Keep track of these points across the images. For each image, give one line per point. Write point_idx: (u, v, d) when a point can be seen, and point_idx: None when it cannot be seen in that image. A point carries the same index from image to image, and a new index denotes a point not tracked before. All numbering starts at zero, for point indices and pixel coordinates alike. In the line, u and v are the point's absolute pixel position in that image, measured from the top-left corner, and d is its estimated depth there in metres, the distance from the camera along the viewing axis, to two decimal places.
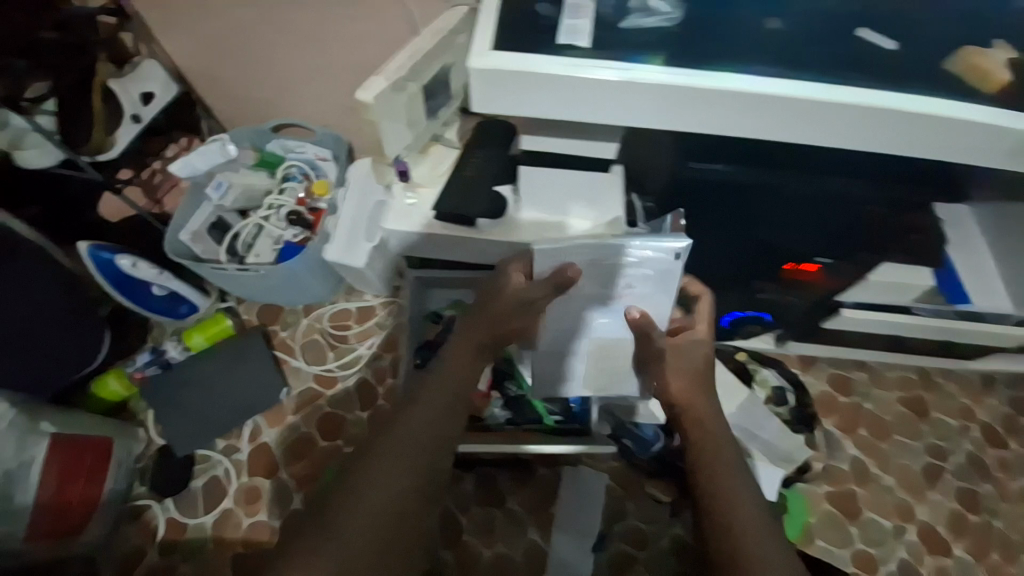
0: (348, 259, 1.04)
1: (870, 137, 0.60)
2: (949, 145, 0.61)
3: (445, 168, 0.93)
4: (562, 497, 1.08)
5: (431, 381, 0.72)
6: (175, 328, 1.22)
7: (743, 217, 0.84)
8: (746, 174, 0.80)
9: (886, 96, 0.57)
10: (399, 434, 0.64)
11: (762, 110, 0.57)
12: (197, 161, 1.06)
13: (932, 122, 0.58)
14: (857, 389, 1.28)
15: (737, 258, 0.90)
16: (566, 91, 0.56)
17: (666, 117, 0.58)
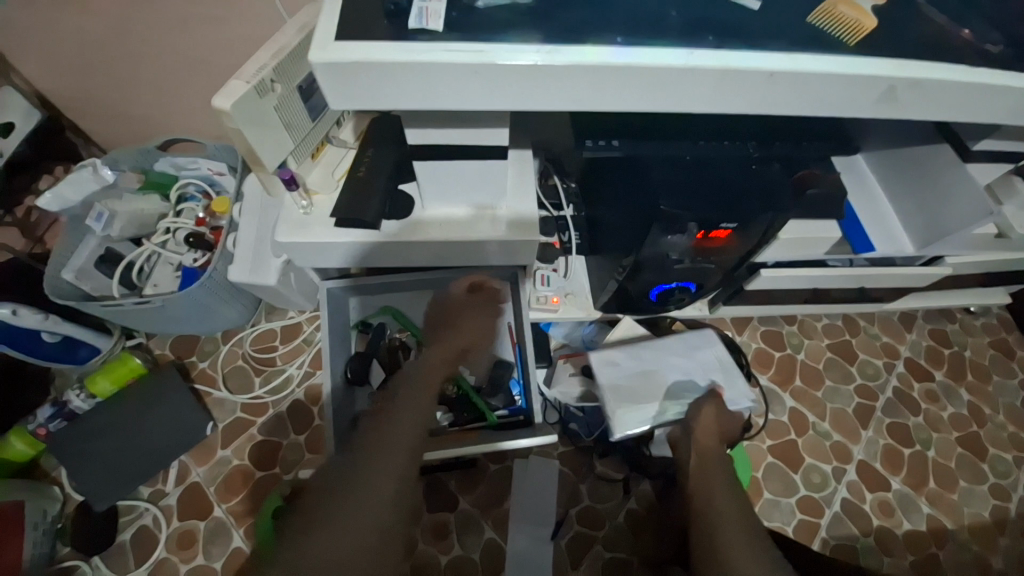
0: (256, 279, 0.97)
1: (738, 101, 0.59)
2: (816, 98, 0.60)
3: (341, 172, 0.89)
4: (514, 491, 1.05)
5: (405, 395, 0.74)
6: (81, 374, 1.13)
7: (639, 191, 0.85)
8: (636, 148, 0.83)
9: (743, 56, 0.56)
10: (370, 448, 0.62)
11: (630, 81, 0.55)
12: (66, 190, 0.98)
13: (795, 78, 0.57)
14: (789, 342, 1.33)
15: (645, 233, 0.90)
16: (421, 78, 0.53)
17: (536, 95, 0.56)
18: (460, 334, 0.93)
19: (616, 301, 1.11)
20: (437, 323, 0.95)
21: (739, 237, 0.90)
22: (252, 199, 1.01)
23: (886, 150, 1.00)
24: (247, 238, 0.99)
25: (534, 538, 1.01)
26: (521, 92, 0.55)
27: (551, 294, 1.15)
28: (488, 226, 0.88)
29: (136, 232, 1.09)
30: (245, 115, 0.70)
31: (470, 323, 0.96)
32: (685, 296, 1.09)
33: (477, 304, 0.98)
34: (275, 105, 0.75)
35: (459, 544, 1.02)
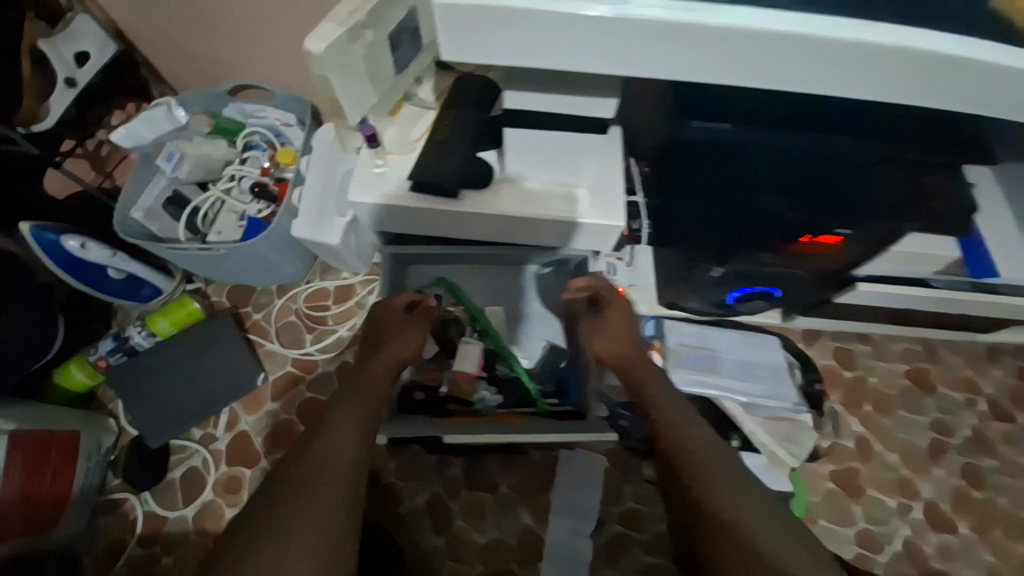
0: (318, 237, 0.95)
1: (887, 88, 0.50)
2: (981, 95, 0.50)
3: (418, 134, 0.83)
4: (558, 481, 1.02)
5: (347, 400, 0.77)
6: (141, 312, 1.14)
7: (742, 183, 0.79)
8: (739, 133, 0.75)
9: (918, 34, 0.47)
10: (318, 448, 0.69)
11: (780, 57, 0.48)
12: (139, 127, 0.99)
13: (975, 69, 0.48)
14: (860, 364, 1.23)
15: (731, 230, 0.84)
16: (547, 30, 0.47)
17: (667, 60, 0.49)
18: (387, 352, 0.89)
19: (682, 300, 1.05)
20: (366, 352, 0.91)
21: (848, 245, 0.81)
22: (320, 150, 0.97)
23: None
24: (312, 192, 0.96)
25: (574, 531, 0.99)
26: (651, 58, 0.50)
27: (615, 284, 1.09)
28: (562, 205, 0.81)
29: (203, 176, 1.07)
30: (334, 61, 0.65)
31: (402, 338, 0.92)
32: (765, 303, 1.00)
33: (412, 319, 0.95)
34: (364, 53, 0.69)
35: (496, 526, 1.00)
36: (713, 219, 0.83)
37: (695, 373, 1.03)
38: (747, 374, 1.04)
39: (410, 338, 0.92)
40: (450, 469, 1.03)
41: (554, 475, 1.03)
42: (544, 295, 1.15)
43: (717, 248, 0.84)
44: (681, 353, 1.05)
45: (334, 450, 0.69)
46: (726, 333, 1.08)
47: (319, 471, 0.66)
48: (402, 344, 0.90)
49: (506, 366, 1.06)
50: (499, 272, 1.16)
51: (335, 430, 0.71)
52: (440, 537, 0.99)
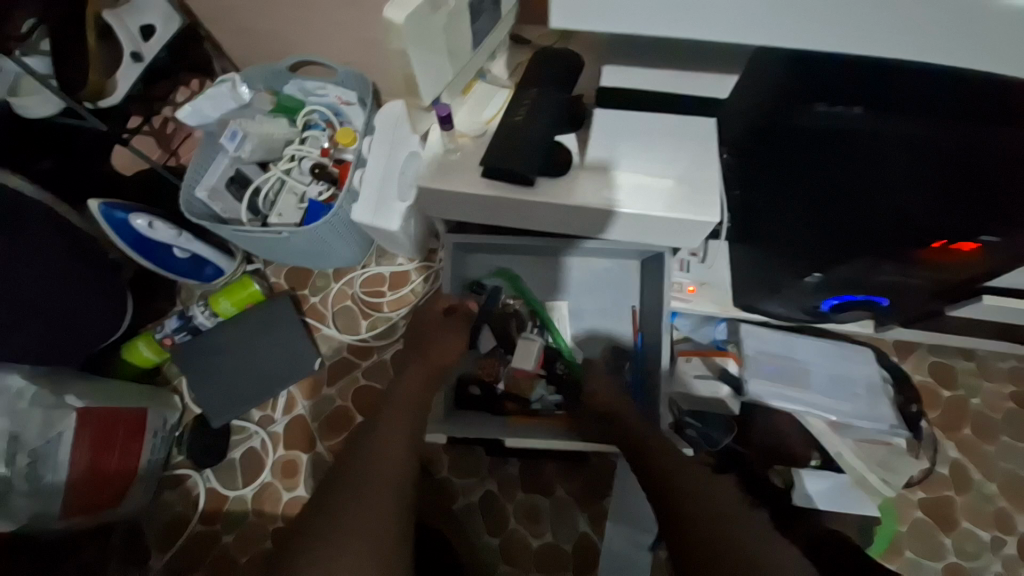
0: (380, 224, 0.91)
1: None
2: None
3: (492, 113, 0.77)
4: (616, 488, 0.96)
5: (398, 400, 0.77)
6: (204, 291, 1.16)
7: (861, 179, 0.68)
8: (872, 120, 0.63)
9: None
10: (364, 456, 0.67)
11: (970, 17, 0.38)
12: (205, 105, 0.97)
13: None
14: (962, 382, 1.10)
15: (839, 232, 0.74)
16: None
17: (817, 20, 0.41)
18: (428, 357, 0.86)
19: (764, 304, 0.94)
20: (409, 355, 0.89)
21: (988, 252, 0.70)
22: (383, 130, 0.90)
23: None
24: (375, 175, 0.91)
25: (634, 543, 0.93)
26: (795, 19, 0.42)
27: (688, 282, 1.00)
28: (645, 199, 0.73)
29: (264, 155, 1.05)
30: (415, 32, 0.59)
31: (443, 342, 0.89)
32: (866, 312, 0.89)
33: (452, 326, 0.91)
34: (444, 24, 0.63)
35: (551, 531, 0.96)
36: (817, 227, 0.75)
37: (782, 384, 0.94)
38: (837, 389, 0.94)
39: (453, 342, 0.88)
40: (505, 467, 1.00)
41: (612, 481, 0.98)
42: (607, 291, 1.08)
43: (824, 256, 0.77)
44: (763, 361, 0.96)
45: (380, 456, 0.67)
46: (813, 342, 0.99)
47: (367, 478, 0.64)
48: (444, 347, 0.87)
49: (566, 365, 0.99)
50: (560, 265, 1.09)
51: (381, 436, 0.69)
52: (494, 537, 0.96)
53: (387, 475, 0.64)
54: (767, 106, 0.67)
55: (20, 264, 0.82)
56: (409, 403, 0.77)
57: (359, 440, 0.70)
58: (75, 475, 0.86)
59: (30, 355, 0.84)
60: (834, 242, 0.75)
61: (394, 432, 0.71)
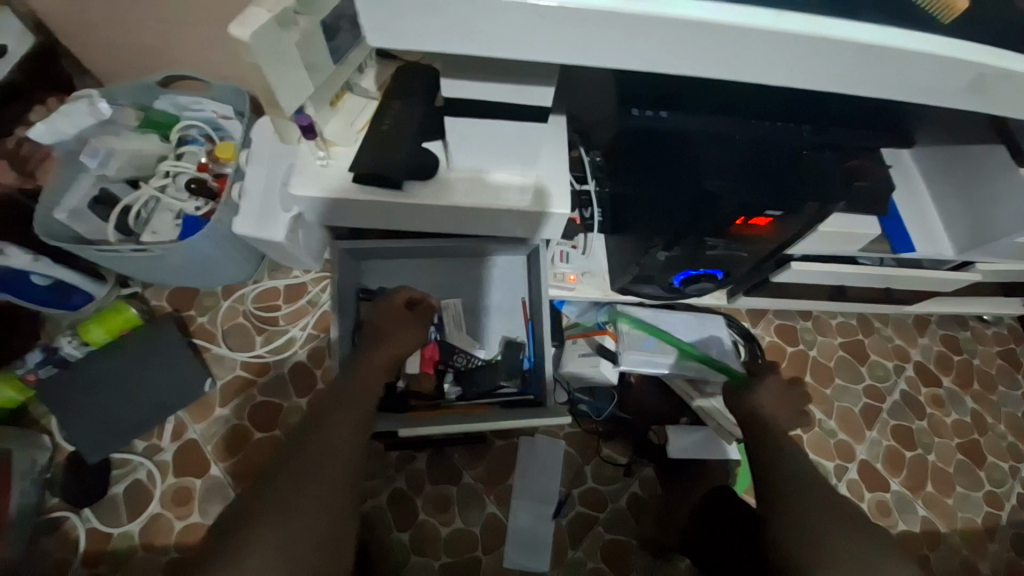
0: (263, 233, 0.92)
1: (816, 77, 0.53)
2: (905, 85, 0.54)
3: (360, 124, 0.82)
4: (518, 467, 1.04)
5: (348, 386, 0.81)
6: (72, 320, 1.08)
7: (687, 165, 0.81)
8: (682, 119, 0.78)
9: (837, 21, 0.49)
10: (319, 437, 0.70)
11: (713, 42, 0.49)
12: (60, 121, 0.92)
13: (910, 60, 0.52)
14: (802, 338, 1.31)
15: (672, 216, 0.86)
16: (482, 24, 0.48)
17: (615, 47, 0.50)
18: (385, 349, 0.90)
19: (633, 284, 1.06)
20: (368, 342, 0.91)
21: (779, 224, 0.85)
22: (262, 144, 0.94)
23: (935, 149, 0.95)
24: (256, 187, 0.92)
25: (537, 514, 1.01)
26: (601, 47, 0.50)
27: (569, 272, 1.10)
28: (510, 195, 0.81)
29: (134, 172, 1.01)
30: (265, 46, 0.63)
31: (402, 335, 0.94)
32: (710, 284, 1.05)
33: (410, 319, 0.97)
34: (297, 40, 0.67)
35: (461, 517, 1.01)
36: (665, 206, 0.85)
37: (650, 351, 1.06)
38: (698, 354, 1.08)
39: (411, 335, 0.94)
40: (413, 463, 1.03)
41: (513, 462, 1.05)
42: (504, 287, 1.16)
43: (672, 230, 0.88)
44: (634, 334, 1.08)
45: (330, 445, 0.70)
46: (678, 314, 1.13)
47: (320, 462, 0.67)
48: (404, 338, 0.93)
49: (465, 359, 1.06)
50: (456, 265, 1.16)
51: (332, 427, 0.71)
52: (404, 532, 0.99)
53: (335, 463, 0.68)
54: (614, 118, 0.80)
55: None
56: (355, 395, 0.79)
57: (311, 429, 0.72)
58: None
59: None
60: (679, 215, 0.86)
61: (343, 423, 0.74)
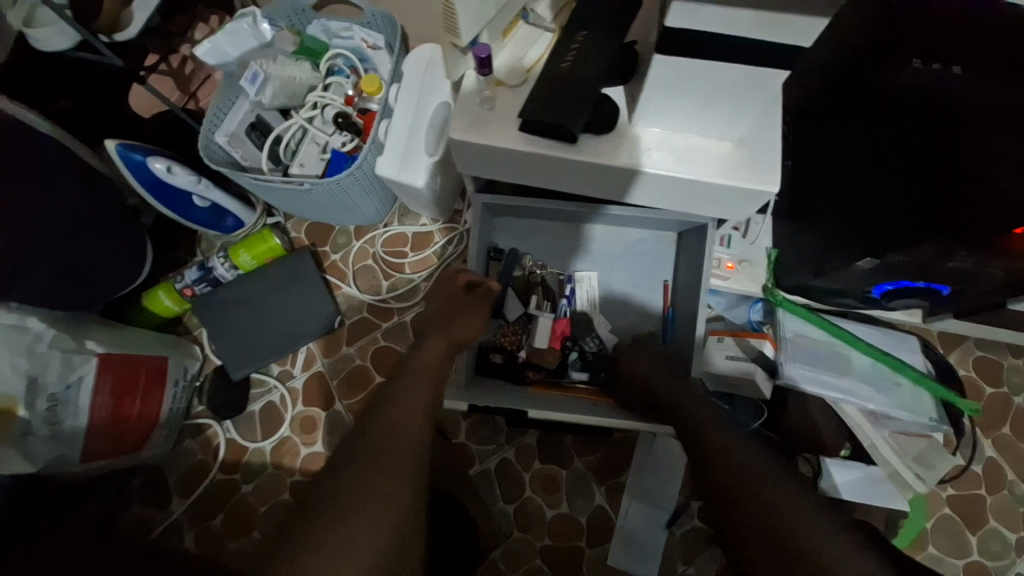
0: (405, 179, 0.86)
1: None
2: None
3: (532, 61, 0.71)
4: (634, 463, 0.95)
5: (409, 372, 0.72)
6: (224, 243, 1.14)
7: (952, 138, 0.60)
8: (968, 79, 0.58)
9: None
10: (384, 424, 0.63)
11: None
12: (223, 41, 0.88)
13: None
14: (1007, 379, 1.04)
15: (888, 207, 0.67)
16: None
17: None
18: (453, 332, 0.81)
19: (811, 283, 0.88)
20: (433, 323, 0.83)
21: None
22: (411, 76, 0.86)
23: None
24: (401, 126, 0.86)
25: (649, 519, 0.92)
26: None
27: (727, 258, 0.94)
28: (698, 161, 0.67)
29: (285, 100, 1.00)
30: None
31: (472, 316, 0.85)
32: (921, 300, 0.84)
33: (475, 298, 0.87)
34: None
35: (567, 502, 0.96)
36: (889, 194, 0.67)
37: (817, 367, 0.89)
38: (878, 380, 0.89)
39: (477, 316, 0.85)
40: (523, 437, 0.98)
41: (631, 456, 0.97)
42: (639, 265, 1.02)
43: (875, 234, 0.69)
44: (797, 342, 0.91)
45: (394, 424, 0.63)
46: (857, 326, 0.94)
47: (384, 448, 0.59)
48: (467, 321, 0.84)
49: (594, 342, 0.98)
50: (593, 232, 1.03)
51: (395, 415, 0.64)
52: (509, 504, 0.96)
53: (402, 447, 0.61)
54: (861, 54, 0.64)
55: (26, 212, 0.78)
56: (427, 373, 0.73)
57: (376, 406, 0.66)
58: (97, 419, 0.86)
59: (46, 299, 0.83)
60: (894, 209, 0.66)
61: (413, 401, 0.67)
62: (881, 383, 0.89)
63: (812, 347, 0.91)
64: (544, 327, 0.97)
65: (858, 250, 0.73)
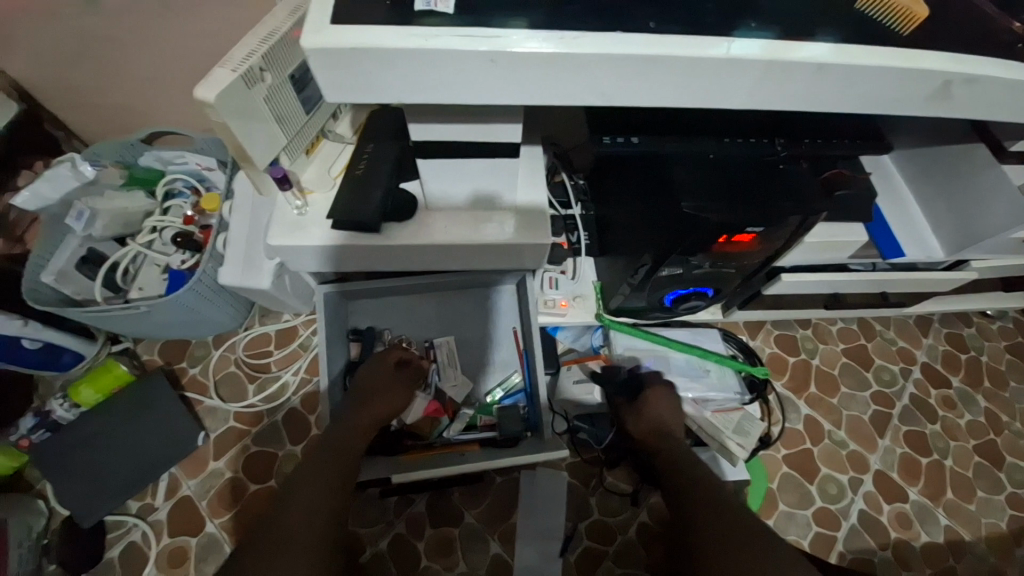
0: (248, 283, 0.91)
1: (784, 98, 0.53)
2: (864, 96, 0.54)
3: (338, 170, 0.84)
4: (521, 503, 1.01)
5: (320, 454, 0.80)
6: (64, 382, 1.08)
7: (659, 191, 0.80)
8: (659, 143, 0.77)
9: (847, 51, 0.51)
10: (290, 513, 0.70)
11: (652, 74, 0.48)
12: (44, 187, 0.94)
13: (838, 70, 0.51)
14: (803, 347, 1.29)
15: (654, 232, 0.85)
16: (417, 72, 0.47)
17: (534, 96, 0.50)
18: (370, 409, 0.89)
19: (628, 304, 1.07)
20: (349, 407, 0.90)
21: (760, 241, 0.83)
22: (246, 198, 0.93)
23: (925, 149, 0.92)
24: (239, 238, 0.92)
25: (543, 552, 0.98)
26: (552, 87, 0.49)
27: (560, 298, 1.09)
28: (491, 229, 0.81)
29: (120, 230, 1.03)
30: (230, 105, 0.63)
31: (388, 397, 0.93)
32: (702, 302, 1.04)
33: (399, 379, 0.96)
34: (265, 96, 0.68)
35: (464, 561, 0.98)
36: (648, 220, 0.86)
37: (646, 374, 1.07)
38: (695, 373, 1.08)
39: (401, 395, 0.93)
40: (412, 506, 1.00)
41: (517, 496, 1.02)
42: (496, 320, 1.15)
43: (654, 252, 0.87)
44: (627, 355, 1.08)
45: (307, 502, 0.72)
46: (671, 330, 1.13)
47: (289, 541, 0.66)
48: (389, 400, 0.92)
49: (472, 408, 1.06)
50: (445, 299, 1.16)
51: (302, 497, 0.72)
52: None
53: (306, 529, 0.68)
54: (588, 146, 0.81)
55: None
56: (339, 451, 0.81)
57: (282, 501, 0.72)
58: None
59: None
60: (656, 234, 0.85)
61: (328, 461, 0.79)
62: (697, 375, 1.07)
63: (642, 358, 1.08)
64: (416, 404, 1.01)
65: (649, 258, 0.89)
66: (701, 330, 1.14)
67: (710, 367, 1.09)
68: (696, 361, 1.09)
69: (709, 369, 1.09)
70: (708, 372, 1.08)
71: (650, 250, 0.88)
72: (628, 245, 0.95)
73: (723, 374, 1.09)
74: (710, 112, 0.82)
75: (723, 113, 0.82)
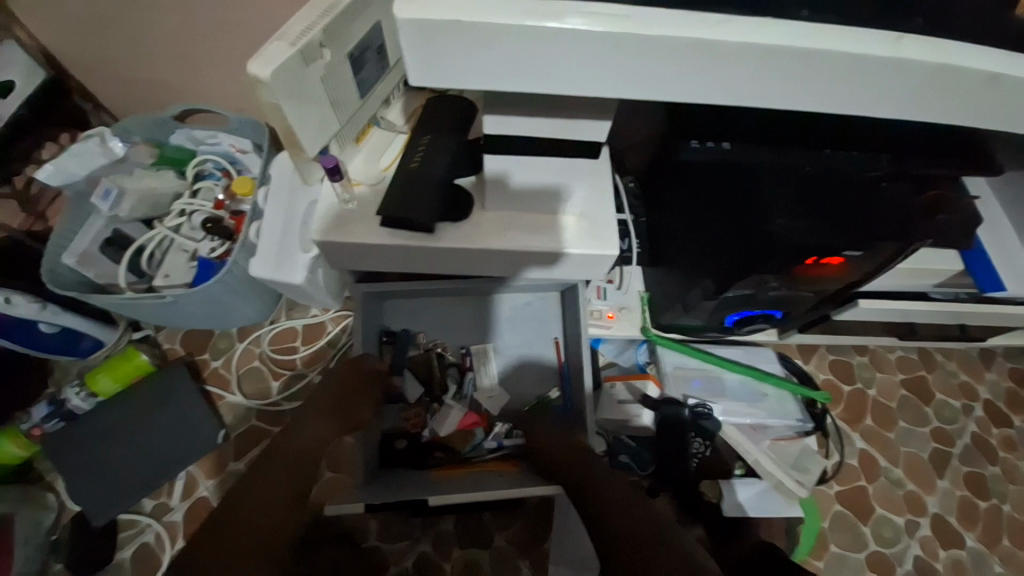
0: (280, 277, 0.84)
1: (928, 112, 0.44)
2: (1008, 115, 0.45)
3: (388, 161, 0.77)
4: (555, 529, 0.93)
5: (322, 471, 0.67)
6: (80, 368, 1.03)
7: (738, 206, 0.73)
8: (735, 151, 0.70)
9: (1005, 59, 0.41)
10: None
11: (796, 72, 0.40)
12: (68, 162, 0.88)
13: (1013, 85, 0.42)
14: (859, 375, 1.20)
15: (725, 250, 0.77)
16: (517, 54, 0.39)
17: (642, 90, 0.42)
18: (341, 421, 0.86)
19: (680, 321, 0.99)
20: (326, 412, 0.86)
21: (847, 265, 0.76)
22: (279, 183, 0.86)
23: None
24: (271, 228, 0.85)
25: None
26: (666, 83, 0.41)
27: (606, 309, 1.02)
28: (549, 235, 0.74)
29: (148, 211, 0.98)
30: (285, 85, 0.57)
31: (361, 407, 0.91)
32: (765, 323, 0.97)
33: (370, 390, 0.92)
34: (321, 75, 0.61)
35: None
36: (716, 231, 0.78)
37: (699, 395, 1.00)
38: (750, 396, 1.02)
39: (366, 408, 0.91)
40: (440, 523, 0.94)
41: (552, 518, 0.95)
42: (532, 329, 1.08)
43: (720, 270, 0.79)
44: (678, 374, 1.02)
45: None
46: (724, 350, 1.06)
47: None
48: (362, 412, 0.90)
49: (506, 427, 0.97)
50: (479, 303, 1.09)
51: None
52: None
53: None
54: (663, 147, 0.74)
55: None
56: None
57: None
58: None
59: None
60: (723, 252, 0.78)
61: None
62: (751, 398, 1.01)
63: (693, 378, 1.02)
64: (451, 415, 0.95)
65: (710, 284, 0.82)
66: (755, 349, 1.07)
67: (766, 390, 1.02)
68: (750, 383, 1.03)
69: (764, 392, 1.03)
70: (762, 395, 1.02)
71: (711, 272, 0.81)
72: (684, 256, 0.88)
73: (778, 397, 1.02)
74: (807, 118, 0.73)
75: (821, 117, 0.72)
